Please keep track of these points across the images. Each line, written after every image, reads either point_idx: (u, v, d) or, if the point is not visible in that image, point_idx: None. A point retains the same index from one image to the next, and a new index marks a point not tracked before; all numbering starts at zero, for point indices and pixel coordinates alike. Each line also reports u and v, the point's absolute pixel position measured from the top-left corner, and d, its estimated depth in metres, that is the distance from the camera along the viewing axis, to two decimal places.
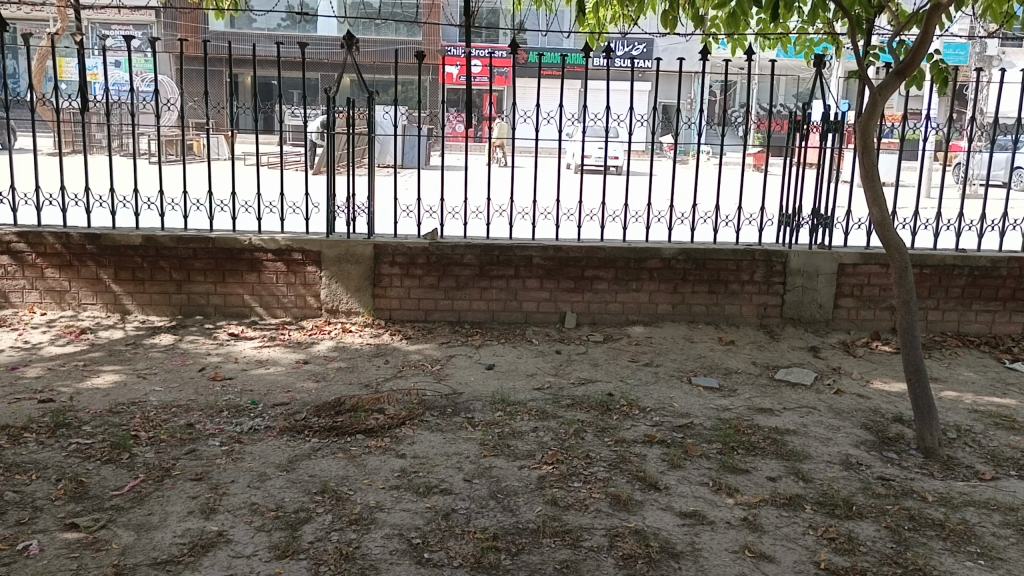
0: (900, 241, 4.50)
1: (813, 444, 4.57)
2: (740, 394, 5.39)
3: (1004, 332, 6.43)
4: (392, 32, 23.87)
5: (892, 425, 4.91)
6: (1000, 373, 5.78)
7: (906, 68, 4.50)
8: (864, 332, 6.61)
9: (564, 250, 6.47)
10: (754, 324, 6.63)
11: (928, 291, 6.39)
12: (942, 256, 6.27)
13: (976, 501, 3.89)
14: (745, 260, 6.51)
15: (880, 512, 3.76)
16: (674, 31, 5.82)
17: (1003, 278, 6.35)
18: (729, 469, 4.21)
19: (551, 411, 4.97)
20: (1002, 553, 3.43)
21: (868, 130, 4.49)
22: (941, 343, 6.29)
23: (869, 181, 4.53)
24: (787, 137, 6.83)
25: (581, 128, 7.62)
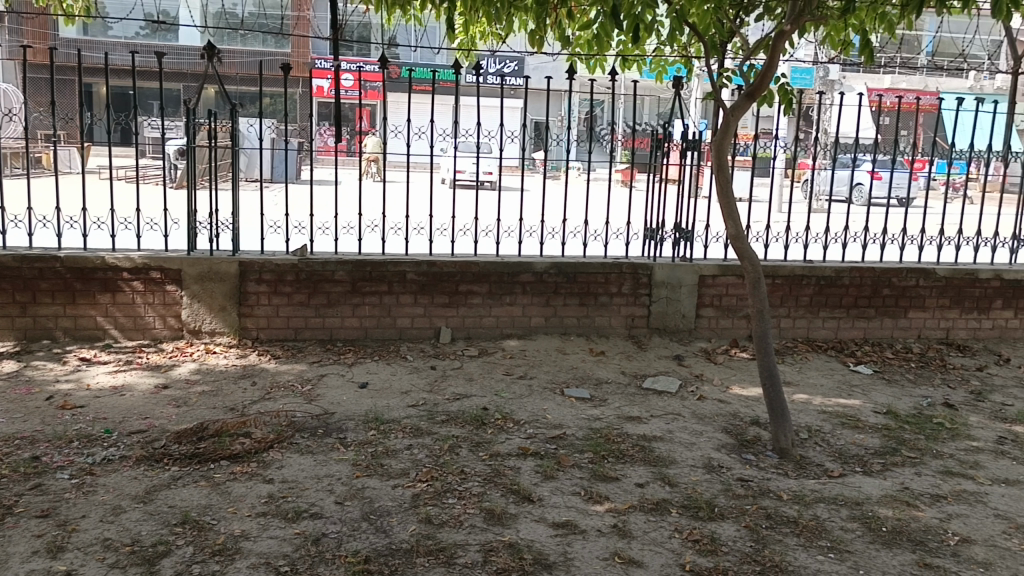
0: (753, 253, 4.77)
1: (678, 449, 4.75)
2: (609, 404, 5.54)
3: (848, 336, 6.91)
4: (258, 44, 23.34)
5: (750, 428, 5.17)
6: (844, 376, 6.20)
7: (755, 90, 4.77)
8: (723, 340, 6.93)
9: (437, 265, 6.45)
10: (622, 335, 6.83)
11: (779, 300, 6.79)
12: (791, 267, 6.68)
13: (825, 497, 4.15)
14: (613, 273, 6.71)
15: (740, 513, 3.94)
16: (541, 50, 5.93)
17: (846, 287, 6.83)
18: (600, 477, 4.31)
19: (425, 428, 4.94)
20: (849, 546, 3.66)
21: (722, 148, 4.75)
22: (793, 348, 6.68)
23: (724, 197, 4.79)
24: (650, 155, 7.06)
25: (451, 144, 7.60)
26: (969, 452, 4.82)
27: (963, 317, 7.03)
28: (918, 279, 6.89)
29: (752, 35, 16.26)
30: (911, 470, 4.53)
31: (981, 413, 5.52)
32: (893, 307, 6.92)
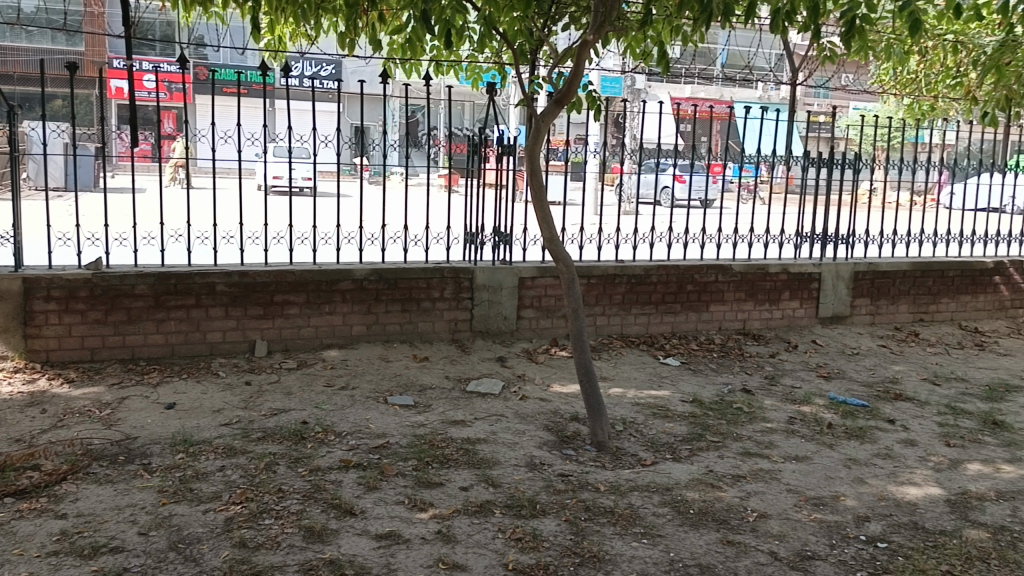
0: (568, 255, 4.91)
1: (501, 450, 4.81)
2: (433, 409, 5.52)
3: (658, 331, 7.29)
4: (42, 41, 21.38)
5: (569, 424, 5.33)
6: (655, 369, 6.54)
7: (564, 97, 4.92)
8: (544, 340, 7.12)
9: (250, 275, 6.17)
10: (445, 339, 6.84)
11: (594, 299, 7.05)
12: (604, 267, 6.97)
13: (639, 486, 4.35)
14: (434, 278, 6.70)
15: (560, 508, 4.04)
16: (354, 54, 5.82)
17: (655, 284, 7.21)
18: (423, 484, 4.27)
19: (239, 447, 4.70)
20: (660, 531, 3.85)
21: (535, 153, 4.86)
22: (609, 345, 6.96)
23: (538, 200, 4.90)
24: (467, 160, 7.12)
25: (263, 149, 7.29)
26: (764, 433, 5.22)
27: (757, 308, 7.62)
28: (717, 274, 7.39)
29: (560, 44, 16.74)
30: (715, 454, 4.84)
31: (774, 396, 6.01)
32: (697, 302, 7.38)
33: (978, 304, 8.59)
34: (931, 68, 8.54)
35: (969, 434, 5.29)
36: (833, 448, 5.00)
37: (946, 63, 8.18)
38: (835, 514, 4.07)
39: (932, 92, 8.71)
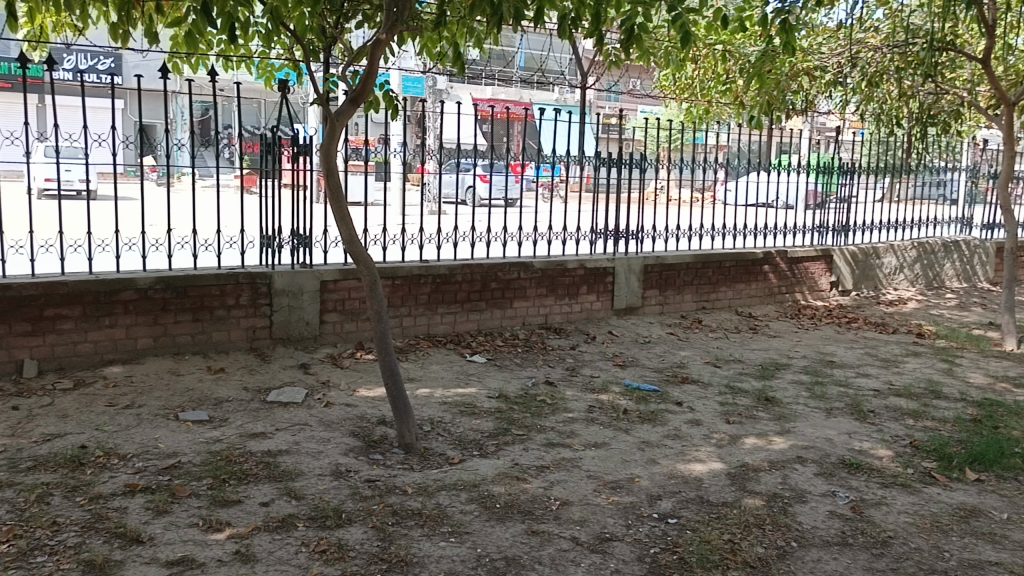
0: (369, 257, 4.83)
1: (304, 460, 4.65)
2: (231, 423, 5.23)
3: (464, 329, 7.36)
4: None
5: (376, 428, 5.25)
6: (462, 367, 6.60)
7: (358, 95, 4.83)
8: (349, 344, 6.98)
9: (14, 288, 5.55)
10: (244, 348, 6.52)
11: (400, 300, 7.00)
12: (408, 267, 6.94)
13: (447, 485, 4.36)
14: (229, 285, 6.37)
15: (366, 515, 3.97)
16: (128, 47, 5.38)
17: (459, 283, 7.28)
18: (220, 503, 4.04)
19: (4, 480, 4.21)
20: (467, 528, 3.88)
21: (331, 153, 4.74)
22: (415, 345, 6.93)
23: (336, 202, 4.78)
24: (262, 160, 6.82)
25: (26, 149, 6.58)
26: (566, 423, 5.42)
27: (558, 303, 7.91)
28: (520, 271, 7.59)
29: (354, 41, 16.51)
30: (519, 447, 4.96)
31: (575, 387, 6.25)
32: (501, 299, 7.53)
33: (751, 291, 9.39)
34: (704, 74, 9.25)
35: (746, 411, 5.78)
36: (628, 432, 5.27)
37: (717, 70, 8.90)
38: (631, 496, 4.30)
39: (706, 97, 9.43)
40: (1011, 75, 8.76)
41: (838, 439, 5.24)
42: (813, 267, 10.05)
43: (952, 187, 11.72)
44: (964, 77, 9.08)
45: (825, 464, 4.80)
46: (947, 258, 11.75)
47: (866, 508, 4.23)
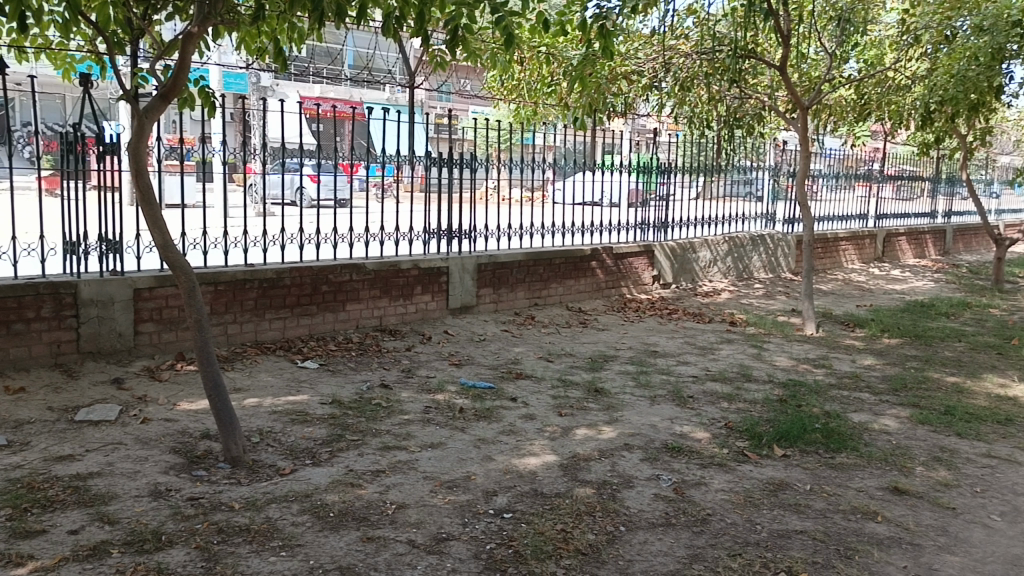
0: (186, 262, 4.56)
1: (119, 482, 4.32)
2: (32, 447, 4.78)
3: (295, 335, 7.12)
4: None
5: (199, 443, 4.97)
6: (293, 373, 6.38)
7: (170, 91, 4.54)
8: (168, 355, 6.56)
9: None
10: (47, 365, 5.98)
11: (224, 307, 6.67)
12: (232, 272, 6.62)
13: (277, 497, 4.20)
14: (27, 296, 5.81)
15: (189, 535, 3.75)
16: None
17: (288, 287, 7.03)
18: (20, 535, 3.68)
19: None
20: (299, 539, 3.75)
21: (140, 153, 4.43)
22: (242, 353, 6.62)
23: (147, 204, 4.47)
24: (63, 160, 6.28)
25: None
26: (401, 426, 5.36)
27: (392, 304, 7.83)
28: (351, 273, 7.44)
29: (165, 35, 15.60)
30: (354, 452, 4.85)
31: (410, 388, 6.21)
32: (333, 302, 7.35)
33: (580, 287, 9.72)
34: (530, 76, 9.46)
35: (577, 403, 5.96)
36: (464, 431, 5.30)
37: (542, 72, 9.12)
38: (466, 494, 4.32)
39: (533, 98, 9.64)
40: (804, 81, 9.58)
41: (662, 425, 5.52)
42: (636, 262, 10.54)
43: (757, 185, 12.65)
44: (764, 83, 9.83)
45: (650, 449, 5.04)
46: (755, 251, 12.68)
47: (687, 489, 4.47)
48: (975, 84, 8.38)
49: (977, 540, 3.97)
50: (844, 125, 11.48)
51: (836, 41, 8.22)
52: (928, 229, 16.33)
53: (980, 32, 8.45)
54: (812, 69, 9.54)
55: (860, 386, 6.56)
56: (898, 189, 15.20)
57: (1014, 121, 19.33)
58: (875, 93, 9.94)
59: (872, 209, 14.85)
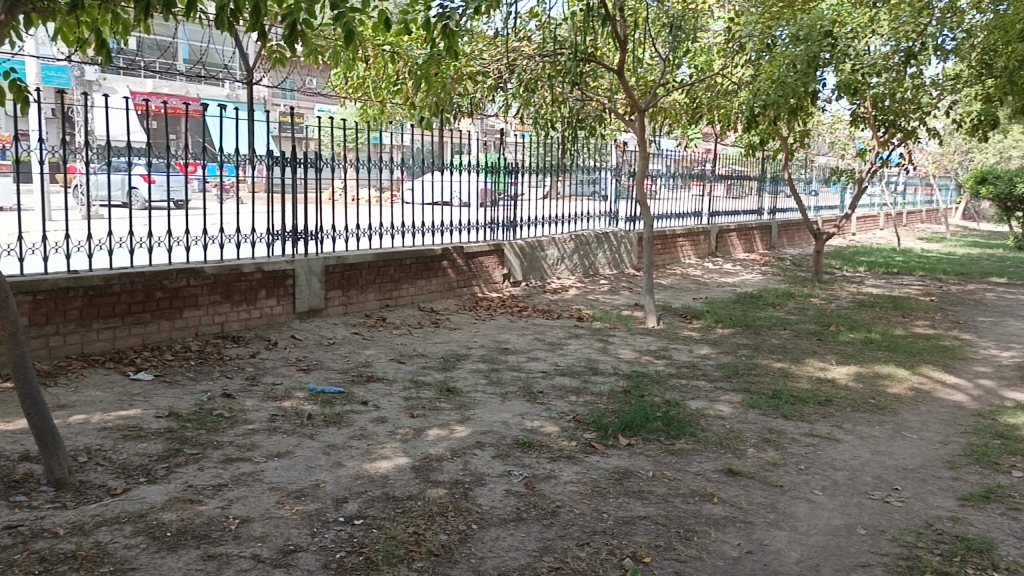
0: None
1: None
2: None
3: (127, 345, 6.69)
4: None
5: (17, 466, 4.57)
6: (125, 386, 5.98)
7: None
8: None
9: None
10: None
11: (44, 317, 6.16)
12: (53, 280, 6.13)
13: (108, 519, 3.92)
14: None
15: (5, 567, 3.43)
16: None
17: (118, 294, 6.59)
18: None
19: None
20: (133, 563, 3.52)
21: None
22: (67, 367, 6.14)
23: None
24: None
25: None
26: (245, 436, 5.15)
27: (234, 310, 7.51)
28: (188, 278, 7.07)
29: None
30: (194, 467, 4.61)
31: (255, 396, 5.98)
32: (169, 309, 6.96)
33: (431, 287, 9.70)
34: (375, 75, 9.35)
35: (428, 403, 5.94)
36: (312, 438, 5.16)
37: (387, 71, 9.02)
38: (315, 503, 4.21)
39: (379, 96, 9.51)
40: (641, 85, 9.99)
41: (512, 421, 5.59)
42: (486, 261, 10.64)
43: (602, 185, 13.09)
44: (605, 86, 10.18)
45: (501, 446, 5.09)
46: (600, 249, 13.12)
47: (538, 482, 4.56)
48: (792, 90, 9.05)
49: (801, 513, 4.29)
50: (678, 127, 12.08)
51: (669, 47, 8.63)
52: (756, 225, 17.48)
53: (796, 41, 9.14)
54: (648, 73, 9.99)
55: (698, 375, 6.93)
56: (728, 188, 16.18)
57: (827, 125, 21.04)
58: (706, 97, 10.52)
59: (705, 206, 15.73)
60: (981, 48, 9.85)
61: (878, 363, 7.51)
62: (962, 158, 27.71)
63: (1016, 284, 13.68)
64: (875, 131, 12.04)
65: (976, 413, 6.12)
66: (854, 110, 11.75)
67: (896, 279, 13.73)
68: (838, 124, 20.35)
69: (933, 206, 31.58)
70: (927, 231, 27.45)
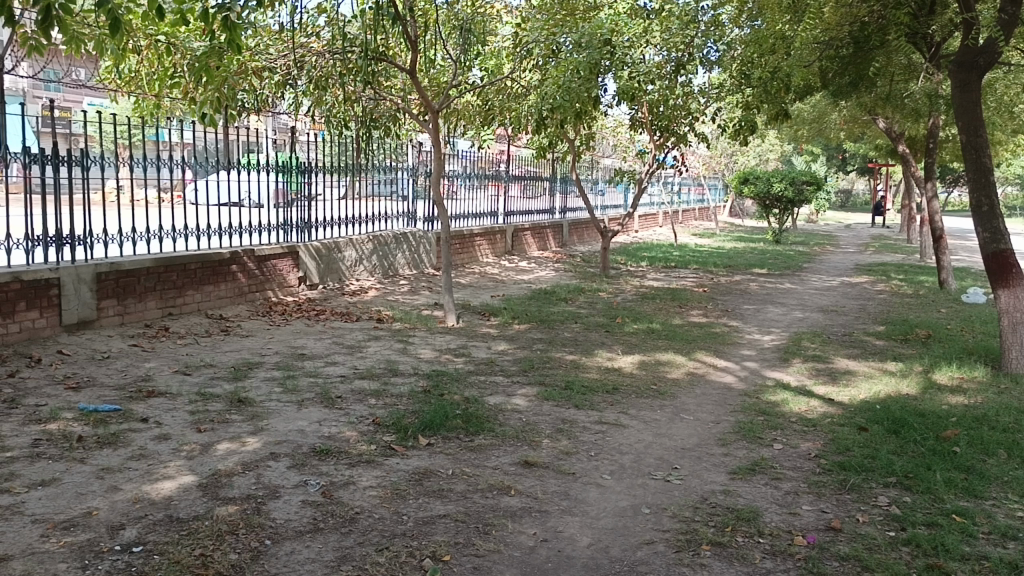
0: None
1: None
2: None
3: None
4: None
5: None
6: None
7: None
8: None
9: None
10: None
11: None
12: None
13: None
14: None
15: None
16: None
17: None
18: None
19: None
20: None
21: None
22: None
23: None
24: None
25: None
26: (2, 465, 4.61)
27: None
28: None
29: None
30: None
31: (14, 420, 5.36)
32: None
33: (220, 293, 9.19)
34: (151, 67, 8.74)
35: (217, 416, 5.62)
36: (84, 462, 4.71)
37: (164, 64, 8.45)
38: (87, 533, 3.84)
39: (156, 90, 8.88)
40: (433, 85, 10.11)
41: (309, 429, 5.42)
42: (279, 263, 10.24)
43: (399, 185, 13.05)
44: (398, 86, 10.16)
45: (297, 456, 4.92)
46: (398, 249, 13.05)
47: (335, 490, 4.45)
48: (577, 95, 9.49)
49: (592, 499, 4.50)
50: (472, 128, 12.29)
51: (459, 49, 8.76)
52: (548, 224, 18.16)
53: (579, 48, 9.48)
54: (440, 74, 10.11)
55: (495, 371, 7.08)
56: (520, 188, 16.71)
57: (610, 128, 22.29)
58: (497, 100, 10.77)
59: (501, 206, 16.12)
60: (740, 60, 10.85)
61: (659, 351, 8.05)
62: (727, 161, 30.41)
63: (774, 274, 15.22)
64: (652, 135, 12.89)
65: (743, 393, 6.73)
66: (633, 115, 12.51)
67: (674, 273, 14.80)
68: (620, 128, 21.63)
69: (704, 205, 34.41)
70: (700, 228, 29.85)
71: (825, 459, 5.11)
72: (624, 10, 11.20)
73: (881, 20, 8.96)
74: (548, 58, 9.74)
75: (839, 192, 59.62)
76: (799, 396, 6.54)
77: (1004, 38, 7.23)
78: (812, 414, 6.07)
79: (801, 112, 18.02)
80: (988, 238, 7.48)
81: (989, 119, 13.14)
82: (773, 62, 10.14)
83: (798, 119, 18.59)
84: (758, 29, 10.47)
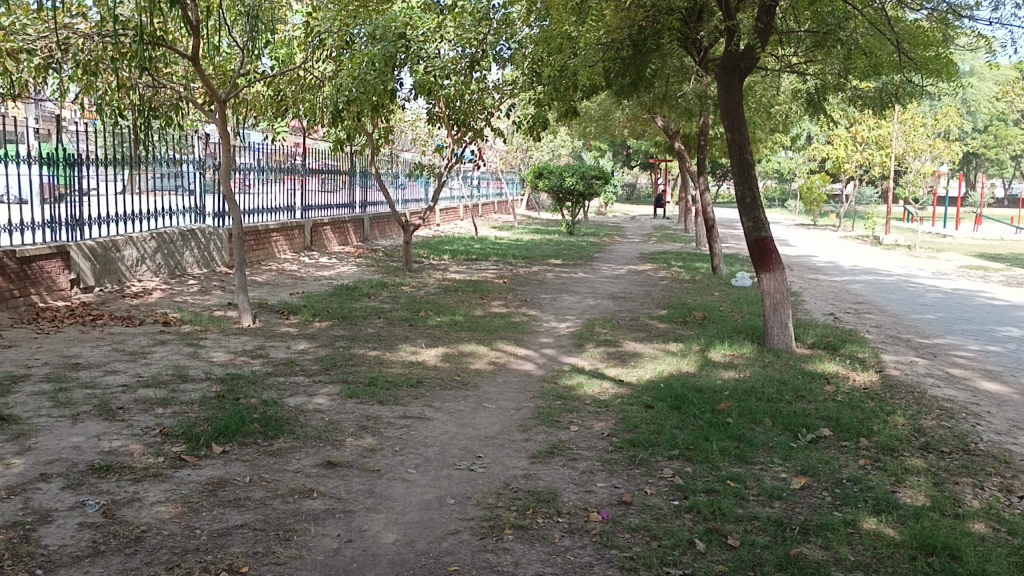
0: None
1: None
2: None
3: None
4: None
5: None
6: None
7: None
8: None
9: None
10: None
11: None
12: None
13: None
14: None
15: None
16: None
17: None
18: None
19: None
20: None
21: None
22: None
23: None
24: None
25: None
26: None
27: None
28: None
29: None
30: None
31: None
32: None
33: None
34: None
35: None
36: None
37: None
38: None
39: None
40: (219, 73, 9.61)
41: (86, 445, 4.97)
42: (47, 265, 9.32)
43: (185, 178, 12.35)
44: (177, 72, 9.56)
45: (72, 475, 4.50)
46: (186, 247, 12.28)
47: (118, 509, 4.12)
48: (372, 87, 9.41)
49: (397, 494, 4.48)
50: (264, 120, 11.82)
51: (246, 37, 8.39)
52: (350, 219, 17.87)
53: (373, 40, 9.50)
54: (227, 61, 9.60)
55: (294, 371, 6.85)
56: (319, 182, 16.33)
57: (409, 122, 22.26)
58: (289, 90, 10.36)
59: (298, 201, 15.61)
60: (531, 58, 11.25)
61: (462, 343, 8.17)
62: (523, 155, 31.32)
63: (568, 264, 15.89)
64: (450, 129, 13.03)
65: (542, 379, 6.98)
66: (430, 109, 12.56)
67: (474, 266, 15.07)
68: (418, 122, 21.70)
69: (503, 197, 35.22)
70: (499, 220, 30.63)
71: (617, 437, 5.42)
72: (416, 5, 11.12)
73: (656, 24, 9.61)
74: (342, 49, 9.50)
75: (626, 185, 63.22)
76: (592, 379, 6.90)
77: (761, 46, 7.96)
78: (604, 395, 6.42)
79: (589, 110, 18.94)
80: (751, 227, 8.22)
81: (752, 117, 14.48)
82: (560, 60, 10.54)
83: (586, 116, 19.48)
84: (546, 29, 10.83)
